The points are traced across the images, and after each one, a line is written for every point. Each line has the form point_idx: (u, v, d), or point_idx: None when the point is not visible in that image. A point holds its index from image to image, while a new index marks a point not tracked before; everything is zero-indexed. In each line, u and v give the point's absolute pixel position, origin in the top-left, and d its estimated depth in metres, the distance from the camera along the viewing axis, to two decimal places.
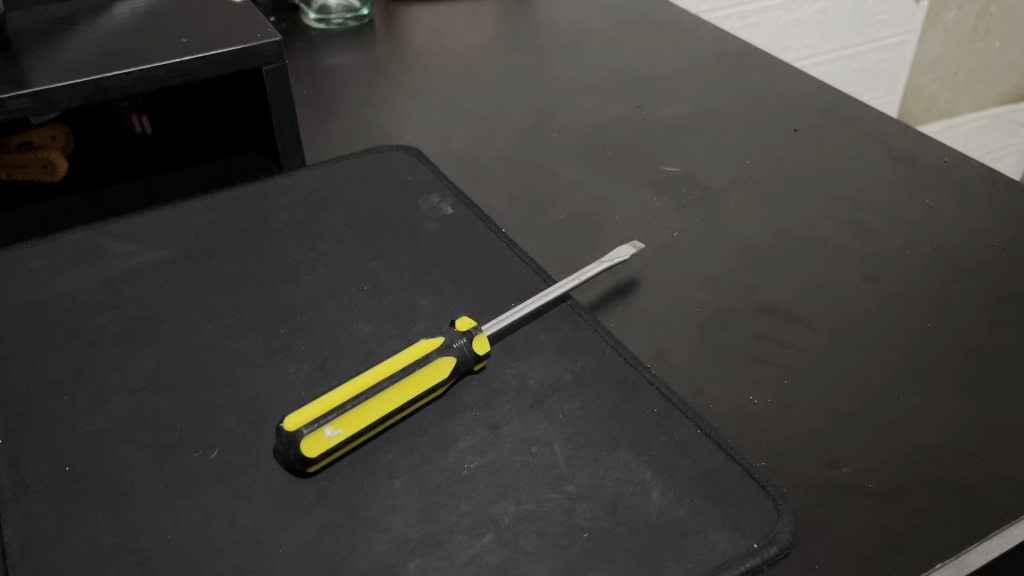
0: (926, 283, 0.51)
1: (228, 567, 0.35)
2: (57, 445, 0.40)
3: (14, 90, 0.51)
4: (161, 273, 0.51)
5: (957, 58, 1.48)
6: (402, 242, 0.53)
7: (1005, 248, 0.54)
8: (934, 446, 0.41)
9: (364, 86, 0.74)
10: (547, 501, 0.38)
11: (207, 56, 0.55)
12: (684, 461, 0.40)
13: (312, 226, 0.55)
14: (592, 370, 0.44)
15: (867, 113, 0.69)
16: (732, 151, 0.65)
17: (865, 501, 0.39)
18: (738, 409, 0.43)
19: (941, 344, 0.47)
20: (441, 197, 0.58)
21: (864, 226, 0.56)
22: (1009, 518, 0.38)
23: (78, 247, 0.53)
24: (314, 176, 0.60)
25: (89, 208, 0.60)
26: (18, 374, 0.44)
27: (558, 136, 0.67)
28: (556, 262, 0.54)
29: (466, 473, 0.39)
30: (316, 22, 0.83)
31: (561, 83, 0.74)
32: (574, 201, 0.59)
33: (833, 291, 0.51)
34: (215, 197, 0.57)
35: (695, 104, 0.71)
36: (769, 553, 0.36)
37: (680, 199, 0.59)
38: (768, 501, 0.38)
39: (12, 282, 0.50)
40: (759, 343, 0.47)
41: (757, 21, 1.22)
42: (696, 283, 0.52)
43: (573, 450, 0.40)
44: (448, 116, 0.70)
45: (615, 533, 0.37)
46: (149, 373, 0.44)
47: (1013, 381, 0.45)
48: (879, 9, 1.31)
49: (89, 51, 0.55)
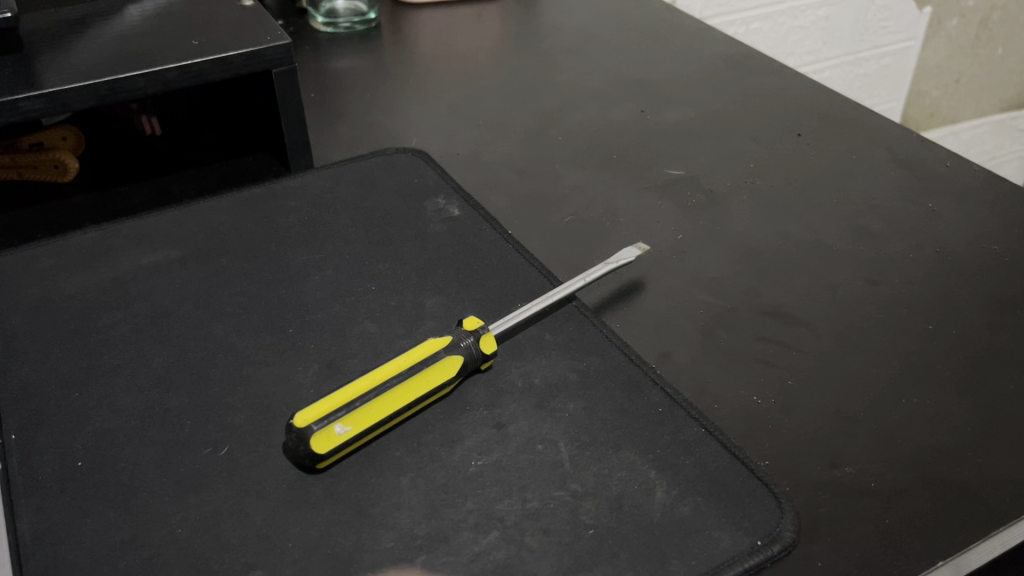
0: (927, 287, 0.52)
1: (238, 563, 0.36)
2: (68, 441, 0.41)
3: (28, 91, 0.51)
4: (172, 273, 0.51)
5: (959, 64, 1.48)
6: (409, 243, 0.54)
7: (1006, 252, 0.54)
8: (935, 447, 0.42)
9: (371, 89, 0.74)
10: (552, 499, 0.38)
11: (219, 58, 0.56)
12: (687, 460, 0.40)
13: (320, 227, 0.55)
14: (596, 370, 0.45)
15: (870, 119, 0.70)
16: (736, 156, 0.65)
17: (866, 501, 0.39)
18: (742, 409, 0.44)
19: (941, 346, 0.47)
20: (447, 200, 0.58)
21: (867, 230, 0.57)
22: (1010, 519, 0.38)
23: (89, 247, 0.53)
24: (321, 177, 0.60)
25: (99, 209, 0.61)
26: (30, 372, 0.44)
27: (564, 139, 0.67)
28: (561, 264, 0.54)
29: (473, 471, 0.40)
30: (323, 26, 0.83)
31: (566, 87, 0.75)
32: (579, 204, 0.60)
33: (835, 294, 0.51)
34: (225, 198, 0.58)
35: (699, 108, 0.72)
36: (772, 551, 0.37)
37: (684, 202, 0.60)
38: (771, 499, 0.39)
39: (23, 281, 0.51)
40: (763, 344, 0.48)
41: (760, 27, 1.22)
42: (699, 285, 0.52)
43: (579, 449, 0.41)
44: (454, 119, 0.70)
45: (620, 532, 0.37)
46: (160, 371, 0.44)
47: (1015, 384, 0.45)
48: (880, 15, 1.32)
49: (98, 52, 0.56)
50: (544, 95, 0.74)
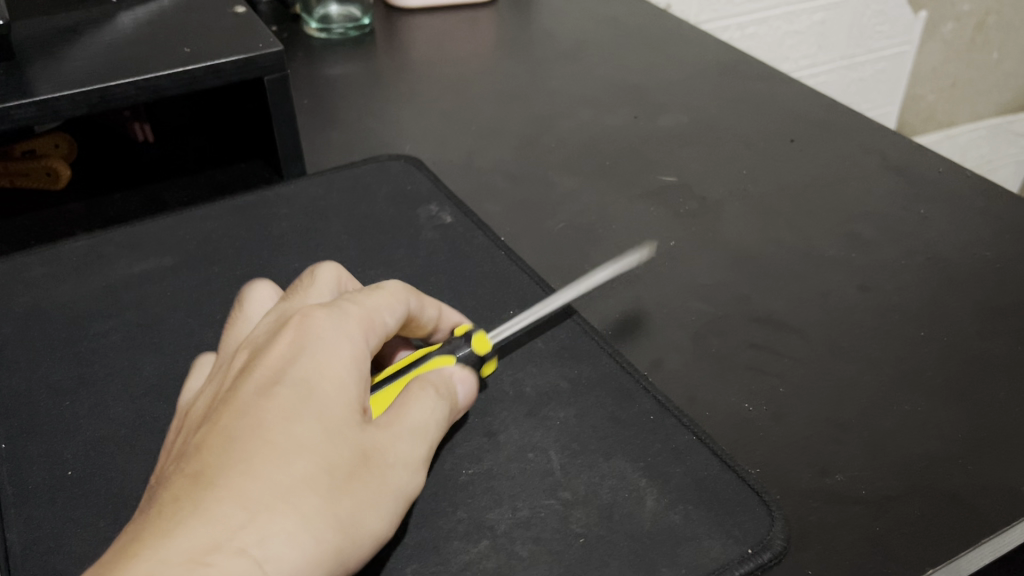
0: (919, 293, 0.52)
1: None
2: (59, 450, 0.40)
3: (19, 98, 0.51)
4: (163, 281, 0.51)
5: (955, 69, 1.49)
6: (402, 251, 0.54)
7: (998, 258, 0.55)
8: (926, 455, 0.42)
9: (365, 95, 0.74)
10: (543, 507, 0.38)
11: (211, 65, 0.56)
12: (678, 468, 0.40)
13: (312, 234, 0.55)
14: (588, 377, 0.45)
15: (862, 125, 0.70)
16: (729, 161, 0.65)
17: (857, 508, 0.39)
18: (733, 417, 0.44)
19: (933, 353, 0.47)
20: (440, 206, 0.58)
21: (860, 237, 0.57)
22: (1001, 526, 0.38)
23: (81, 255, 0.53)
24: (314, 185, 0.60)
25: (90, 216, 0.61)
26: (22, 380, 0.44)
27: (557, 145, 0.68)
28: (554, 271, 0.54)
29: (463, 479, 0.40)
30: (317, 32, 0.84)
31: (560, 93, 0.75)
32: (572, 210, 0.60)
33: (828, 300, 0.51)
34: (217, 206, 0.58)
35: (693, 114, 0.72)
36: (763, 559, 0.37)
37: (677, 209, 0.60)
38: (762, 507, 0.39)
39: (15, 289, 0.51)
40: (753, 352, 0.48)
41: (756, 31, 1.22)
42: (692, 292, 0.52)
43: (569, 457, 0.41)
44: (448, 125, 0.70)
45: (610, 540, 0.37)
46: (151, 380, 0.44)
47: (1006, 391, 0.45)
48: (877, 20, 1.32)
49: (90, 60, 0.56)
50: (538, 102, 0.74)
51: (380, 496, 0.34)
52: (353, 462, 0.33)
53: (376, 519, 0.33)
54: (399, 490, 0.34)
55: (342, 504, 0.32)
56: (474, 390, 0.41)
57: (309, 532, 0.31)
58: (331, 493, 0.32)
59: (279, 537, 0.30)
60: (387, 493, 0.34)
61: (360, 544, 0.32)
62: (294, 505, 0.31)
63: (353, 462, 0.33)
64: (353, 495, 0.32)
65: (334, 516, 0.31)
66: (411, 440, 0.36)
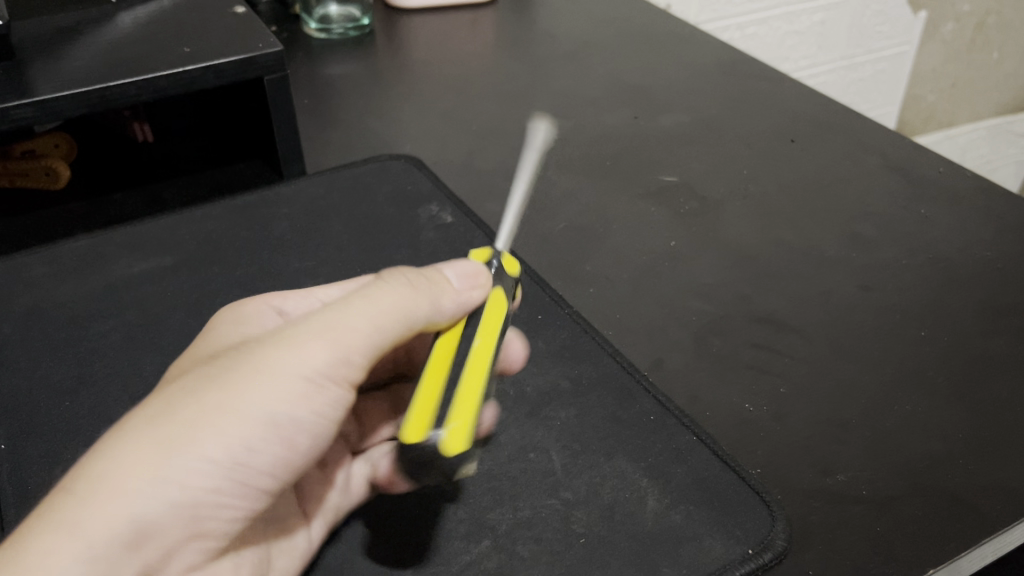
0: (921, 293, 0.52)
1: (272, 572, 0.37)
2: (59, 450, 0.40)
3: (18, 99, 0.51)
4: (163, 281, 0.51)
5: (955, 69, 1.49)
6: (402, 251, 0.54)
7: (999, 258, 0.55)
8: (928, 454, 0.42)
9: (365, 95, 0.74)
10: (544, 507, 0.38)
11: (210, 66, 0.56)
12: (679, 468, 0.40)
13: (312, 234, 0.55)
14: (589, 377, 0.45)
15: (863, 124, 0.70)
16: (730, 161, 0.65)
17: (859, 508, 0.39)
18: (734, 418, 0.44)
19: (934, 352, 0.47)
20: (440, 206, 0.58)
21: (860, 237, 0.57)
22: (1002, 527, 0.38)
23: (81, 255, 0.53)
24: (314, 185, 0.60)
25: (91, 217, 0.61)
26: (22, 380, 0.44)
27: (557, 145, 0.67)
28: (554, 271, 0.54)
29: (464, 480, 0.40)
30: (317, 32, 0.84)
31: (560, 92, 0.75)
32: (573, 210, 0.60)
33: (829, 300, 0.51)
34: (217, 206, 0.58)
35: (694, 114, 0.72)
36: (764, 560, 0.36)
37: (677, 209, 0.60)
38: (763, 507, 0.39)
39: (15, 290, 0.50)
40: (754, 352, 0.48)
41: (756, 32, 1.22)
42: (693, 292, 0.52)
43: (570, 457, 0.41)
44: (448, 125, 0.70)
45: (610, 540, 0.37)
46: (151, 380, 0.44)
47: (1008, 391, 0.45)
48: (877, 20, 1.31)
49: (91, 60, 0.56)
50: (539, 101, 0.74)
51: (231, 385, 0.32)
52: (211, 359, 0.34)
53: (227, 410, 0.32)
54: (273, 364, 0.33)
55: (178, 399, 0.32)
56: (467, 268, 0.38)
57: (131, 433, 0.31)
58: (179, 388, 0.32)
59: (101, 446, 0.31)
60: (256, 369, 0.33)
61: (225, 428, 0.32)
62: (130, 415, 0.32)
63: (199, 370, 0.33)
64: (204, 382, 0.32)
65: (181, 406, 0.32)
66: (295, 326, 0.34)
